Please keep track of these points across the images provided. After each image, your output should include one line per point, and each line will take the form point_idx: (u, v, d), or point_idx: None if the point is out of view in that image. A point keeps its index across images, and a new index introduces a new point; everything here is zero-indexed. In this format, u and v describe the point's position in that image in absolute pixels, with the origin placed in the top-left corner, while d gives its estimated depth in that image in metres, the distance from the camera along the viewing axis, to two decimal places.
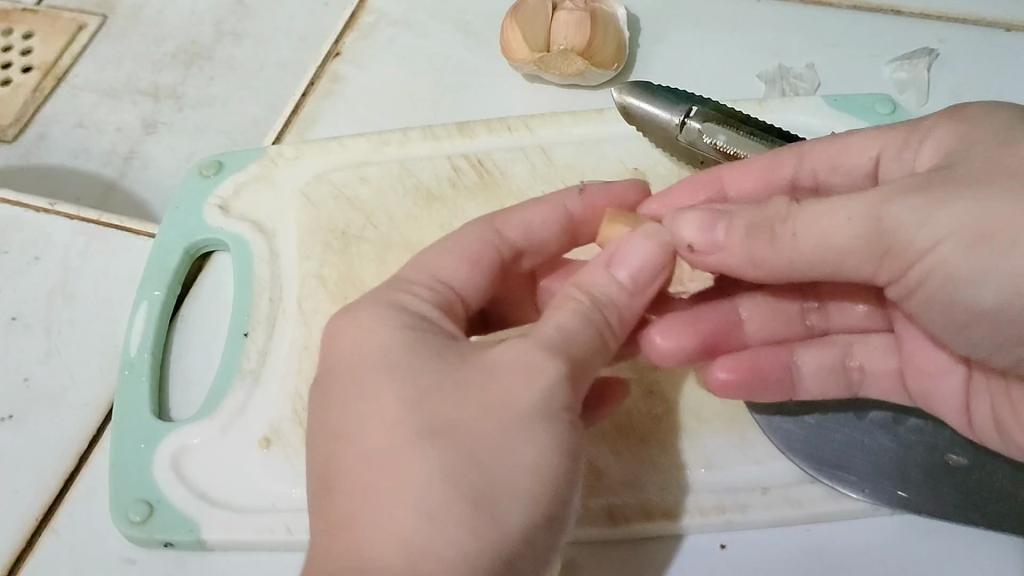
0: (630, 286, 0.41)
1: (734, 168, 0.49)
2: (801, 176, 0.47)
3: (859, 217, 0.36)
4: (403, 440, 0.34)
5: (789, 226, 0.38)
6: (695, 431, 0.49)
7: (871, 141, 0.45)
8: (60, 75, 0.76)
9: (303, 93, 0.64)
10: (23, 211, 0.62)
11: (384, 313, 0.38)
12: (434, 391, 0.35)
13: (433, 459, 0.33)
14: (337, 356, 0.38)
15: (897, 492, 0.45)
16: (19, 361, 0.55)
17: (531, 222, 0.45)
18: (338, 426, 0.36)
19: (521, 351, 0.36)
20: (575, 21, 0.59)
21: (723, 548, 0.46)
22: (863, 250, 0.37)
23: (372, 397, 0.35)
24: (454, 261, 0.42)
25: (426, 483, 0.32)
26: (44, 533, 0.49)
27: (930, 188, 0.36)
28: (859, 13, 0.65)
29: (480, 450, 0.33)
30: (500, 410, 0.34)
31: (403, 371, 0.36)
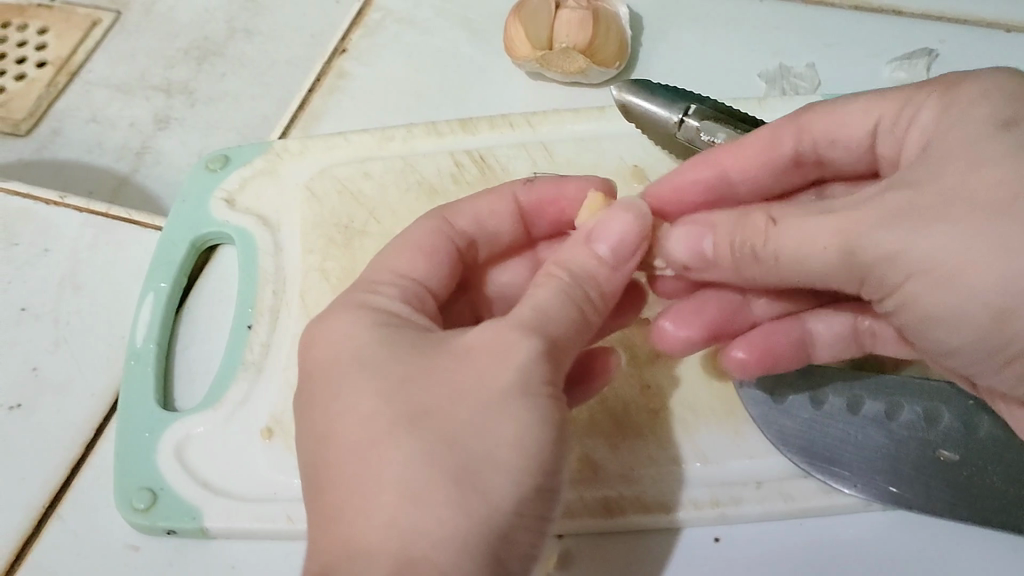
0: (609, 259, 0.41)
1: (731, 147, 0.48)
2: (803, 149, 0.47)
3: (833, 247, 0.38)
4: (380, 430, 0.34)
5: (771, 247, 0.40)
6: (690, 424, 0.50)
7: (869, 109, 0.44)
8: (73, 70, 0.77)
9: (310, 89, 0.65)
10: (35, 203, 0.63)
11: (357, 317, 0.39)
12: (407, 381, 0.35)
13: (410, 443, 0.33)
14: (315, 363, 0.38)
15: (888, 488, 0.46)
16: (28, 351, 0.56)
17: (481, 213, 0.48)
18: (320, 426, 0.36)
19: (491, 333, 0.36)
20: (577, 20, 0.59)
21: (716, 541, 0.47)
22: (843, 274, 0.39)
23: (348, 394, 0.36)
24: (413, 256, 0.43)
25: (405, 467, 0.32)
26: (51, 520, 0.50)
27: (900, 218, 0.36)
28: (862, 13, 0.66)
29: (457, 429, 0.33)
30: (473, 390, 0.34)
31: (377, 367, 0.36)
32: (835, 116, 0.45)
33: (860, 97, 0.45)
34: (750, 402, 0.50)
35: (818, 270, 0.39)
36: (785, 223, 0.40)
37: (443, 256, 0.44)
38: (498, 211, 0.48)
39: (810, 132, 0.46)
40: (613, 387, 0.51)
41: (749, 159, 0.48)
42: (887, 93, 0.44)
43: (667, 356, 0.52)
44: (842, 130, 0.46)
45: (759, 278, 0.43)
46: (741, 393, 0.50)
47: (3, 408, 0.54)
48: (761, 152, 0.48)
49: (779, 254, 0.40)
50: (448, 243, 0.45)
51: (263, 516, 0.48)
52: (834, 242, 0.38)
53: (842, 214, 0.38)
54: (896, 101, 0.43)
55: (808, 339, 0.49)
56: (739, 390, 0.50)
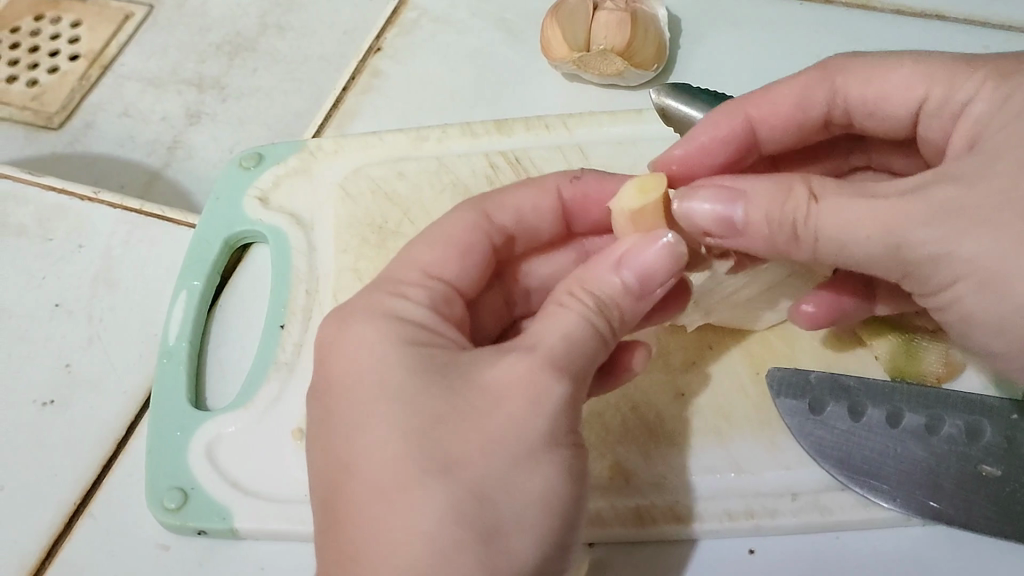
0: (636, 288, 0.39)
1: (765, 97, 0.48)
2: (835, 110, 0.47)
3: (876, 237, 0.38)
4: (406, 474, 0.33)
5: (812, 226, 0.40)
6: (725, 434, 0.49)
7: (913, 82, 0.44)
8: (106, 64, 0.77)
9: (344, 88, 0.65)
10: (69, 199, 0.63)
11: (384, 333, 0.38)
12: (435, 418, 0.35)
13: (439, 495, 0.33)
14: (338, 377, 0.38)
15: (927, 502, 0.45)
16: (62, 348, 0.56)
17: (522, 207, 0.47)
18: (344, 453, 0.36)
19: (524, 370, 0.35)
20: (615, 21, 0.59)
21: (752, 553, 0.46)
22: (885, 263, 0.39)
23: (374, 427, 0.35)
24: (444, 254, 0.43)
25: (432, 520, 0.32)
26: (82, 517, 0.50)
27: (946, 217, 0.36)
28: (903, 17, 0.65)
29: (485, 484, 0.33)
30: (504, 439, 0.34)
31: (405, 398, 0.35)
32: (876, 83, 0.45)
33: (904, 65, 0.44)
34: (786, 412, 0.48)
35: (855, 257, 0.39)
36: (828, 204, 0.39)
37: (479, 257, 0.44)
38: (540, 205, 0.48)
39: (845, 94, 0.46)
40: (648, 396, 0.50)
41: (780, 111, 0.48)
42: (934, 65, 0.43)
43: (701, 365, 0.52)
44: (883, 101, 0.45)
45: (789, 252, 0.42)
46: (777, 403, 0.49)
47: (36, 404, 0.54)
48: (790, 106, 0.48)
49: (819, 234, 0.40)
50: (486, 238, 0.45)
51: (293, 517, 0.48)
52: (877, 234, 0.38)
53: (888, 204, 0.38)
54: (943, 78, 0.43)
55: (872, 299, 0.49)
56: (776, 399, 0.49)
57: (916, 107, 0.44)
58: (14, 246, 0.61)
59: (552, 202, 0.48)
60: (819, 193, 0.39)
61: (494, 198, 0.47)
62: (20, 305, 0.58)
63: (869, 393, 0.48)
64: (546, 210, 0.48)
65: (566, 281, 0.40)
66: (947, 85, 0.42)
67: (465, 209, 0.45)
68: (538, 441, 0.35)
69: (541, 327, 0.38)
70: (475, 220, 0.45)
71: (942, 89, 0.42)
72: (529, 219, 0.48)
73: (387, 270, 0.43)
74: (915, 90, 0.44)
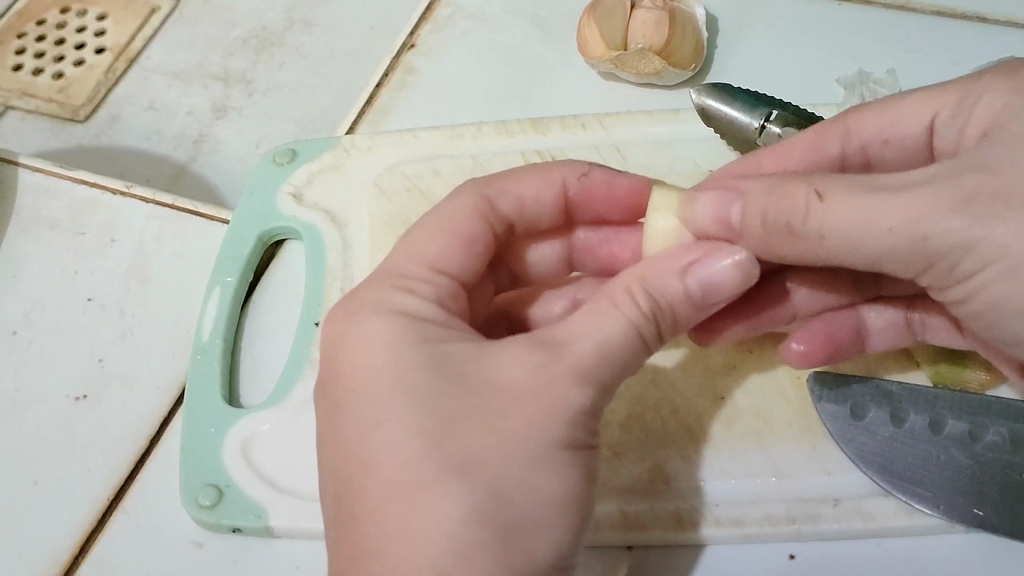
0: (696, 297, 0.39)
1: (773, 150, 0.47)
2: (850, 152, 0.46)
3: (898, 230, 0.36)
4: (426, 473, 0.33)
5: (815, 223, 0.37)
6: (766, 438, 0.49)
7: (924, 106, 0.43)
8: (132, 57, 0.76)
9: (378, 85, 0.65)
10: (102, 193, 0.63)
11: (398, 332, 0.37)
12: (453, 416, 0.34)
13: (461, 494, 0.32)
14: (351, 375, 0.37)
15: (972, 510, 0.44)
16: (94, 342, 0.56)
17: (524, 199, 0.46)
18: (358, 451, 0.35)
19: (544, 376, 0.35)
20: (653, 19, 0.59)
21: (792, 558, 0.46)
22: (903, 257, 0.37)
23: (391, 425, 0.35)
24: (451, 246, 0.42)
25: (456, 520, 0.32)
26: (116, 513, 0.50)
27: (978, 206, 0.35)
28: (942, 18, 0.65)
29: (506, 484, 0.33)
30: (523, 438, 0.33)
31: (420, 398, 0.35)
32: (887, 113, 0.45)
33: (914, 94, 0.44)
34: (828, 416, 0.48)
35: (868, 252, 0.37)
36: (833, 198, 0.37)
37: (480, 247, 0.43)
38: (542, 197, 0.46)
39: (858, 134, 0.45)
40: (687, 399, 0.50)
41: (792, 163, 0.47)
42: (944, 86, 0.43)
43: (740, 369, 0.51)
44: (896, 128, 0.45)
45: (791, 254, 0.40)
46: (819, 407, 0.48)
47: (70, 398, 0.54)
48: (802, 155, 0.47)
49: (825, 232, 0.37)
50: (488, 228, 0.44)
51: None
52: (897, 226, 0.36)
53: (906, 195, 0.36)
54: (955, 94, 0.42)
55: (862, 329, 0.50)
56: (817, 404, 0.49)
57: (928, 129, 0.43)
58: (46, 240, 0.61)
59: (556, 193, 0.46)
60: (823, 190, 0.37)
61: (495, 183, 0.45)
62: (52, 298, 0.58)
63: (911, 399, 0.48)
64: (549, 202, 0.46)
65: (627, 274, 0.39)
66: (957, 99, 0.42)
67: (467, 196, 0.44)
68: (562, 440, 0.34)
69: (577, 324, 0.37)
70: (476, 209, 0.44)
71: (953, 103, 0.42)
72: (530, 210, 0.46)
73: (388, 266, 0.41)
74: (927, 110, 0.43)
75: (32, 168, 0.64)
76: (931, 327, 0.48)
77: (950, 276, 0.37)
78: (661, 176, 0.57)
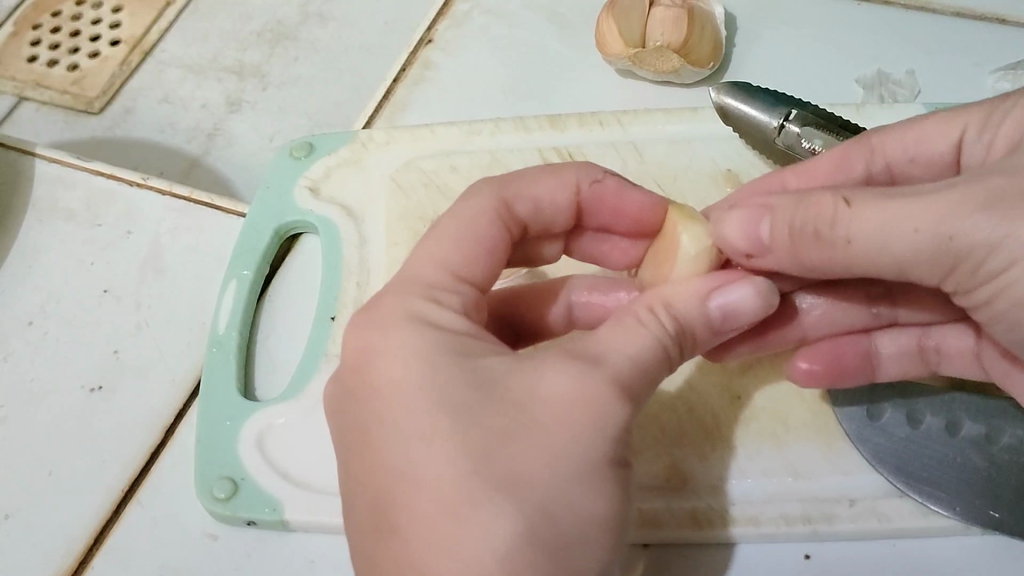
0: (716, 322, 0.39)
1: (798, 170, 0.46)
2: (875, 170, 0.45)
3: (924, 232, 0.35)
4: (472, 492, 0.32)
5: (842, 229, 0.37)
6: (782, 437, 0.48)
7: (950, 125, 0.43)
8: (147, 50, 0.76)
9: (395, 80, 0.65)
10: (117, 184, 0.63)
11: (431, 341, 0.36)
12: (498, 431, 0.33)
13: (511, 513, 0.32)
14: (380, 384, 0.36)
15: (988, 512, 0.45)
16: (109, 334, 0.56)
17: (542, 199, 0.44)
18: (394, 464, 0.34)
19: (586, 390, 0.34)
20: (672, 18, 0.59)
21: (808, 558, 0.46)
22: (928, 259, 0.36)
23: (432, 440, 0.34)
24: (469, 255, 0.41)
25: (507, 539, 0.31)
26: (131, 503, 0.50)
27: (1004, 205, 0.34)
28: (962, 19, 0.65)
29: (553, 504, 0.32)
30: (570, 455, 0.33)
31: (461, 412, 0.34)
32: (911, 132, 0.44)
33: (939, 113, 0.44)
34: (845, 417, 0.48)
35: (895, 257, 0.37)
36: (861, 204, 0.37)
37: (501, 250, 0.42)
38: (557, 201, 0.45)
39: (883, 153, 0.45)
40: (704, 399, 0.50)
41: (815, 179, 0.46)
42: (968, 105, 0.43)
43: (758, 369, 0.51)
44: (921, 146, 0.44)
45: (816, 264, 0.40)
46: (836, 408, 0.49)
47: (84, 389, 0.54)
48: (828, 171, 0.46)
49: (853, 237, 0.37)
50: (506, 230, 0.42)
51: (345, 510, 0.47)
52: (924, 227, 0.35)
53: (931, 198, 0.35)
54: (978, 113, 0.42)
55: (874, 352, 0.49)
56: (834, 405, 0.49)
57: (955, 148, 0.43)
58: (63, 231, 0.61)
59: (569, 197, 0.45)
60: (851, 198, 0.37)
61: (512, 184, 0.43)
62: (68, 290, 0.58)
63: (928, 402, 0.48)
64: (562, 206, 0.45)
65: (649, 296, 0.39)
66: (983, 117, 0.42)
67: (484, 196, 0.42)
68: (609, 452, 0.34)
69: (604, 337, 0.37)
70: (492, 211, 0.42)
71: (979, 120, 0.42)
72: (544, 211, 0.45)
73: (402, 273, 0.41)
74: (952, 130, 0.43)
75: (49, 159, 0.64)
76: (950, 349, 0.48)
77: (975, 278, 0.37)
78: (678, 174, 0.57)
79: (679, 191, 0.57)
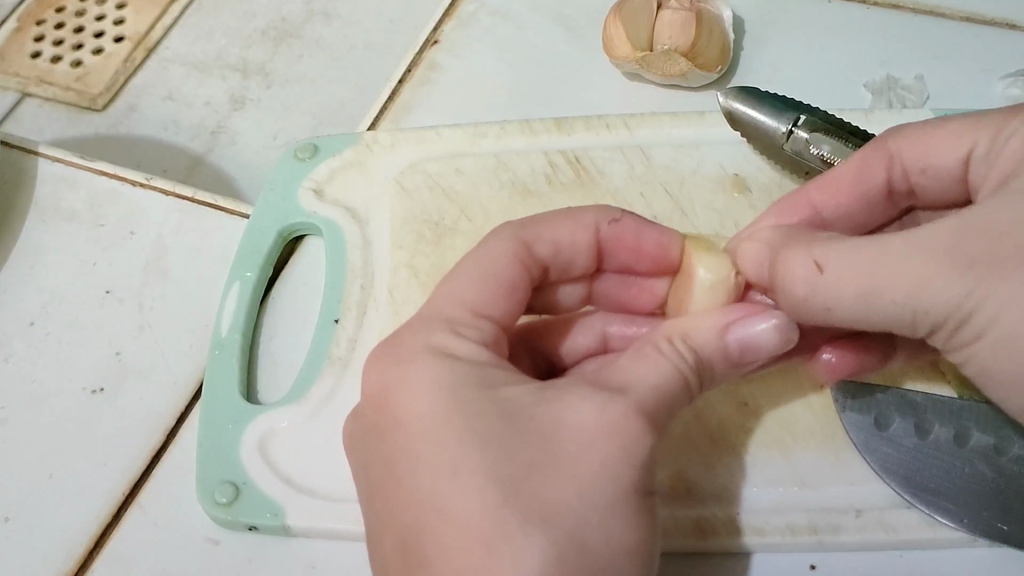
0: (734, 355, 0.39)
1: (822, 185, 0.47)
2: (895, 177, 0.46)
3: (900, 303, 0.37)
4: (504, 520, 0.32)
5: (819, 296, 0.39)
6: (789, 446, 0.48)
7: (959, 139, 0.42)
8: (151, 46, 0.76)
9: (400, 80, 0.65)
10: (121, 184, 0.62)
11: (453, 375, 0.37)
12: (527, 463, 0.33)
13: (541, 542, 0.31)
14: (408, 417, 0.36)
15: (996, 525, 0.44)
16: (112, 335, 0.56)
17: (561, 240, 0.44)
18: (423, 496, 0.34)
19: (612, 417, 0.34)
20: (680, 21, 0.59)
21: (813, 568, 0.45)
22: (905, 324, 0.38)
23: (461, 471, 0.34)
24: (488, 292, 0.41)
25: (540, 567, 0.31)
26: (131, 508, 0.49)
27: (973, 273, 0.35)
28: (973, 25, 0.64)
29: (584, 531, 0.32)
30: (598, 483, 0.33)
31: (490, 442, 0.34)
32: (925, 142, 0.44)
33: (954, 122, 0.43)
34: (852, 427, 0.48)
35: (875, 321, 0.39)
36: (832, 271, 0.38)
37: (519, 292, 0.42)
38: (577, 241, 0.44)
39: (900, 159, 0.45)
40: (709, 407, 0.49)
41: (840, 194, 0.46)
42: (981, 119, 0.42)
43: (764, 376, 0.50)
44: (933, 158, 0.44)
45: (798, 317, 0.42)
46: (843, 416, 0.48)
47: (87, 391, 0.54)
48: (849, 180, 0.46)
49: (831, 303, 0.39)
50: (526, 273, 0.42)
51: (348, 516, 0.47)
52: (898, 298, 0.37)
53: (906, 264, 0.37)
54: (990, 128, 0.41)
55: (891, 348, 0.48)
56: (841, 414, 0.48)
57: (963, 161, 0.43)
58: (66, 230, 0.61)
59: (589, 238, 0.45)
60: (822, 261, 0.39)
61: (530, 226, 0.43)
62: (71, 291, 0.58)
63: (936, 410, 0.47)
64: (583, 246, 0.45)
65: (668, 327, 0.39)
66: (992, 134, 0.41)
67: (503, 240, 0.42)
68: (634, 479, 0.34)
69: (625, 370, 0.37)
70: (514, 252, 0.42)
71: (988, 137, 0.41)
72: (565, 253, 0.44)
73: (427, 311, 0.41)
74: (961, 144, 0.42)
75: (52, 159, 0.64)
76: None
77: (948, 341, 0.38)
78: (685, 179, 0.57)
79: (686, 196, 0.56)
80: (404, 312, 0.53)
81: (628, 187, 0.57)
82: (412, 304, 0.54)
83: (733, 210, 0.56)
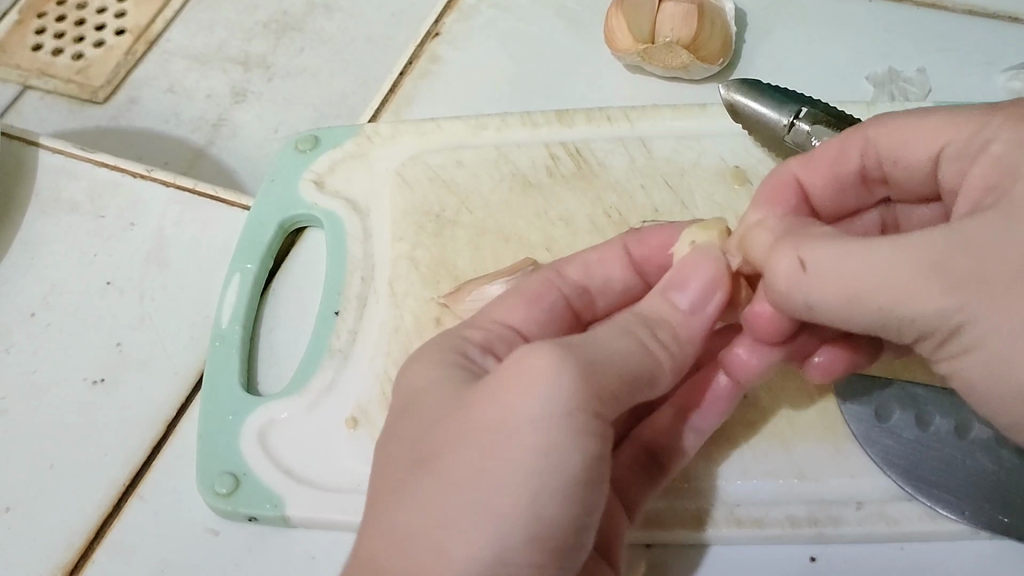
0: (683, 308, 0.40)
1: (802, 161, 0.46)
2: (869, 163, 0.45)
3: (886, 310, 0.35)
4: (411, 468, 0.34)
5: (803, 294, 0.37)
6: (790, 439, 0.48)
7: (933, 135, 0.41)
8: (152, 39, 0.76)
9: (401, 73, 0.65)
10: (122, 175, 0.62)
11: (435, 348, 0.38)
12: (446, 414, 0.34)
13: (426, 484, 0.33)
14: (394, 386, 0.39)
15: (998, 517, 0.44)
16: (113, 326, 0.56)
17: (591, 263, 0.47)
18: (379, 452, 0.37)
19: (521, 353, 0.33)
20: (681, 13, 0.59)
21: (813, 560, 0.45)
22: (891, 333, 0.37)
23: (403, 429, 0.36)
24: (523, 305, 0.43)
25: (419, 505, 0.32)
26: (131, 499, 0.49)
27: (969, 290, 0.34)
28: (974, 19, 0.64)
29: (470, 469, 0.32)
30: (491, 422, 0.32)
31: (428, 402, 0.36)
32: (902, 133, 0.42)
33: (933, 116, 0.42)
34: (852, 418, 0.48)
35: (860, 325, 0.37)
36: (820, 271, 0.36)
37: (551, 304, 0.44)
38: (607, 259, 0.47)
39: (876, 145, 0.44)
40: None
41: (818, 173, 0.46)
42: (960, 114, 0.40)
43: None
44: (903, 151, 0.43)
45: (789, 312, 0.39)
46: (843, 408, 0.48)
47: (87, 382, 0.54)
48: (827, 161, 0.45)
49: (815, 302, 0.37)
50: (559, 292, 0.45)
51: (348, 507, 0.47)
52: (884, 307, 0.35)
53: (895, 272, 0.34)
54: (967, 126, 0.40)
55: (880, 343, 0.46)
56: (841, 405, 0.48)
57: (935, 157, 0.41)
58: (67, 222, 0.61)
59: (621, 258, 0.47)
60: (806, 258, 0.37)
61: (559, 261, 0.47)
62: (71, 282, 0.58)
63: (936, 403, 0.47)
64: (615, 264, 0.47)
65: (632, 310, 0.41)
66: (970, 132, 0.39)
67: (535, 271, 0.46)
68: (545, 415, 0.32)
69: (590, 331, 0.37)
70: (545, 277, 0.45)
71: (962, 139, 0.40)
72: (598, 272, 0.47)
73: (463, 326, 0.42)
74: (937, 138, 0.41)
75: (52, 149, 0.63)
76: None
77: (934, 351, 0.37)
78: (687, 171, 0.57)
79: (687, 188, 0.56)
80: (405, 304, 0.53)
81: (629, 178, 0.57)
82: (413, 297, 0.54)
83: (733, 202, 0.56)
